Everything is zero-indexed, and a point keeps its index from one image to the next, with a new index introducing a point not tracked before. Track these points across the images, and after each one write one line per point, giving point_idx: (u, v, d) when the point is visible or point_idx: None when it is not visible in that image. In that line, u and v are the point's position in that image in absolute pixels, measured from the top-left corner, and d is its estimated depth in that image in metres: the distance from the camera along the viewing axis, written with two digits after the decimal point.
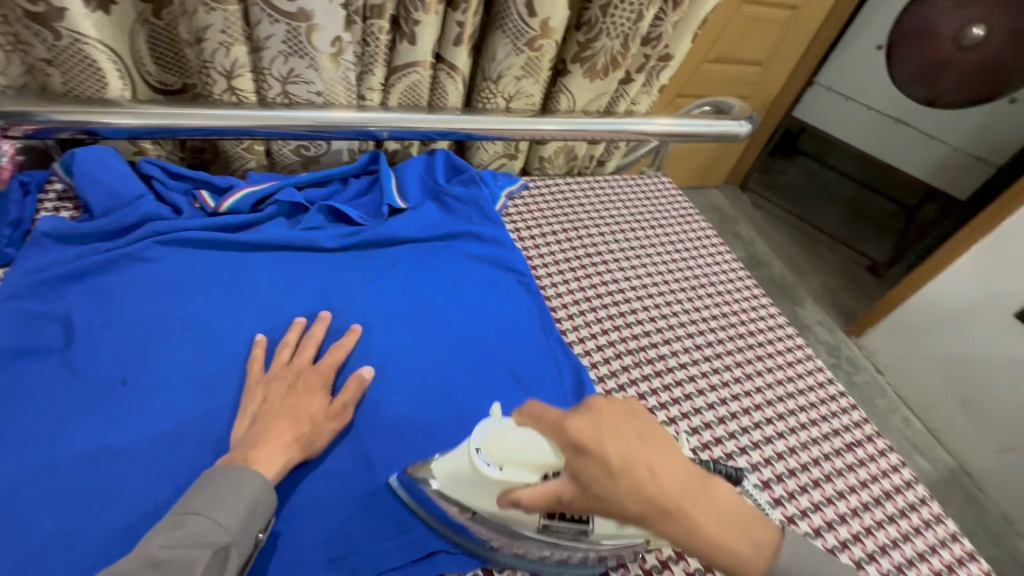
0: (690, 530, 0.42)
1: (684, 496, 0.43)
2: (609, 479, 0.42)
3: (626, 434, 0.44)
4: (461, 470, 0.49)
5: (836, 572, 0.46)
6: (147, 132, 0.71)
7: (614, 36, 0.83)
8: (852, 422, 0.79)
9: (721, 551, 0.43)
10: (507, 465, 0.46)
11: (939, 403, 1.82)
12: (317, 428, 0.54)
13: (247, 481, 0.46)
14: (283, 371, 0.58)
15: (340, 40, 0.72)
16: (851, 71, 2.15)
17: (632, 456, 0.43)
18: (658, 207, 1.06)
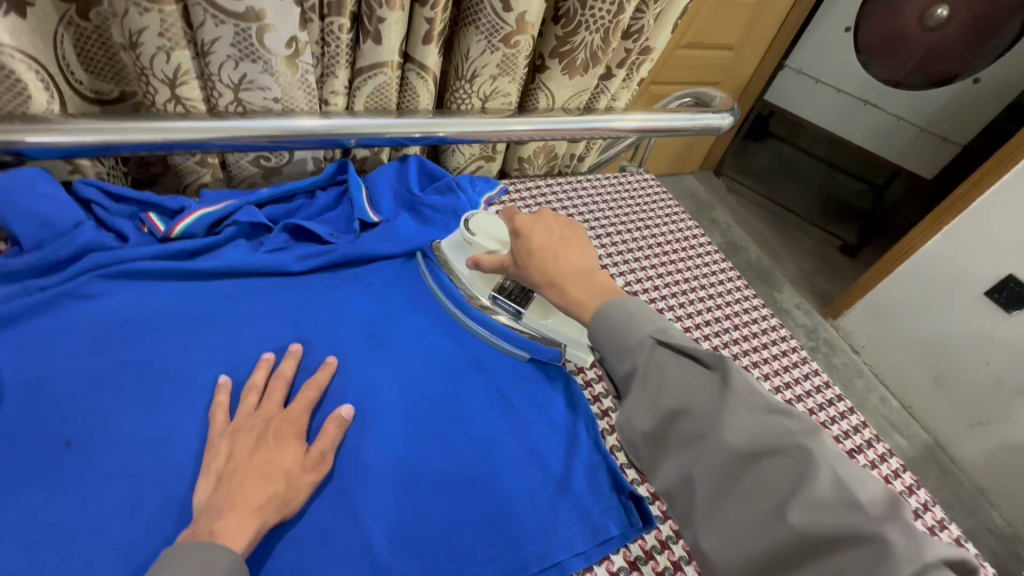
0: (561, 292, 0.54)
1: (569, 271, 0.54)
2: (523, 250, 0.58)
3: (552, 232, 0.59)
4: (453, 247, 0.72)
5: (641, 322, 0.47)
6: (81, 150, 0.63)
7: (594, 30, 0.78)
8: (851, 426, 0.77)
9: (579, 306, 0.52)
10: (484, 236, 0.70)
11: (916, 382, 1.86)
12: (293, 484, 0.49)
13: (218, 560, 0.40)
14: (250, 419, 0.52)
15: (295, 41, 0.66)
16: (821, 55, 2.18)
17: (547, 243, 0.58)
18: (643, 205, 1.02)
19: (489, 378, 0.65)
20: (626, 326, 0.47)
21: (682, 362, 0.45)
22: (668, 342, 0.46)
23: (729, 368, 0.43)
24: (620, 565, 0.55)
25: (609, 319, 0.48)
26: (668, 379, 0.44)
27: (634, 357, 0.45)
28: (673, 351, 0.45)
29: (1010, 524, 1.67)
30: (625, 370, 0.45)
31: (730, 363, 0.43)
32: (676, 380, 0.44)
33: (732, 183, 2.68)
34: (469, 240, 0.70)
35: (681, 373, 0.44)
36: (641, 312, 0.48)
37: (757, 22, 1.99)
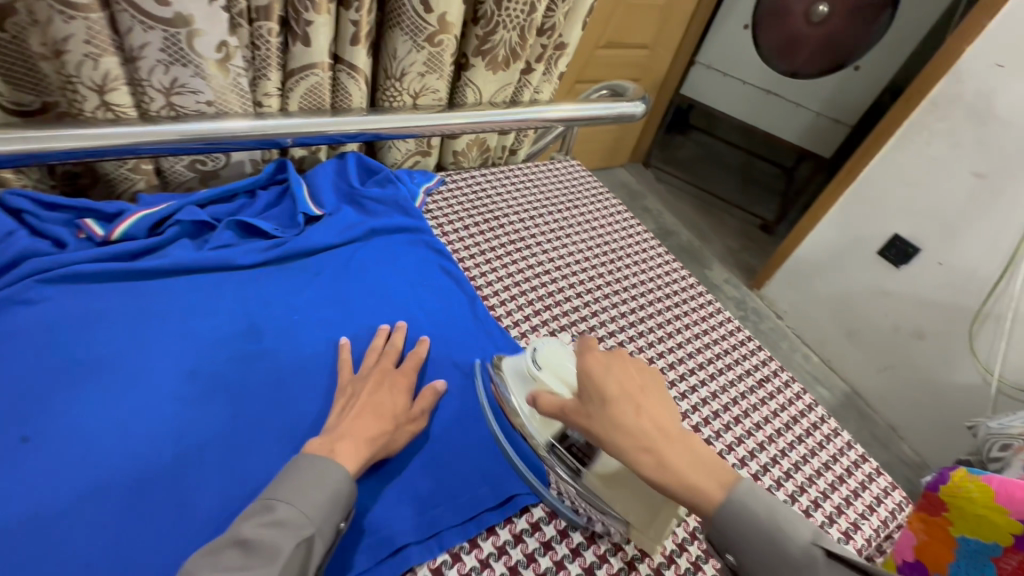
0: (660, 462, 0.48)
1: (660, 430, 0.49)
2: (597, 397, 0.51)
3: (632, 375, 0.53)
4: (516, 375, 0.62)
5: (795, 528, 0.46)
6: (8, 160, 0.63)
7: (511, 28, 0.85)
8: (761, 362, 0.89)
9: (683, 485, 0.47)
10: (553, 373, 0.59)
11: (830, 336, 2.07)
12: (396, 428, 0.57)
13: (329, 475, 0.48)
14: (369, 373, 0.62)
15: (225, 45, 0.68)
16: (726, 52, 2.35)
17: (625, 387, 0.52)
18: (571, 189, 1.11)
19: (439, 350, 0.71)
20: (778, 536, 0.45)
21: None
22: (836, 555, 0.44)
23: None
24: None
25: (749, 520, 0.46)
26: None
27: (798, 574, 0.44)
28: (840, 563, 0.43)
29: (918, 453, 1.89)
30: None
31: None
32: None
33: (660, 172, 2.86)
34: (534, 373, 0.60)
35: None
36: (779, 505, 0.47)
37: (666, 23, 2.16)
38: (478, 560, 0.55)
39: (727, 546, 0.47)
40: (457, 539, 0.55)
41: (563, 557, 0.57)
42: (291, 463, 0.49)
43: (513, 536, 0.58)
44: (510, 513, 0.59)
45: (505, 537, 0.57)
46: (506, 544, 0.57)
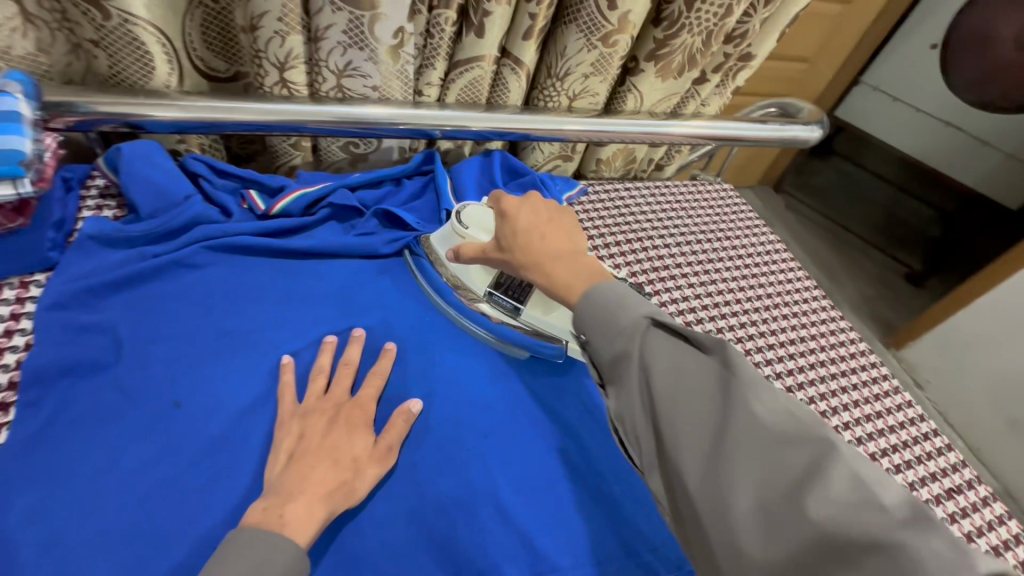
0: (543, 274, 0.50)
1: (556, 253, 0.51)
2: (509, 232, 0.54)
3: (541, 213, 0.55)
4: (442, 238, 0.66)
5: (637, 305, 0.45)
6: (195, 125, 0.67)
7: (697, 33, 0.76)
8: (949, 465, 0.73)
9: (562, 290, 0.49)
10: (474, 227, 0.64)
11: (984, 421, 1.75)
12: (359, 472, 0.49)
13: (279, 552, 0.40)
14: (319, 404, 0.53)
15: (402, 31, 0.66)
16: (901, 74, 2.05)
17: (533, 223, 0.54)
18: (722, 215, 0.99)
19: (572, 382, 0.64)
20: (617, 307, 0.44)
21: (671, 343, 0.43)
22: (664, 322, 0.44)
23: (729, 351, 0.41)
24: None
25: (603, 304, 0.45)
26: (660, 357, 0.42)
27: (626, 339, 0.43)
28: (668, 334, 0.43)
29: None
30: (615, 352, 0.43)
31: (730, 348, 0.41)
32: (668, 363, 0.42)
33: (791, 200, 2.58)
34: (458, 230, 0.64)
35: (672, 353, 0.42)
36: (631, 292, 0.46)
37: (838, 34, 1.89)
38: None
39: (580, 325, 0.46)
40: None
41: None
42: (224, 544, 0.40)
43: None
44: None
45: None
46: None
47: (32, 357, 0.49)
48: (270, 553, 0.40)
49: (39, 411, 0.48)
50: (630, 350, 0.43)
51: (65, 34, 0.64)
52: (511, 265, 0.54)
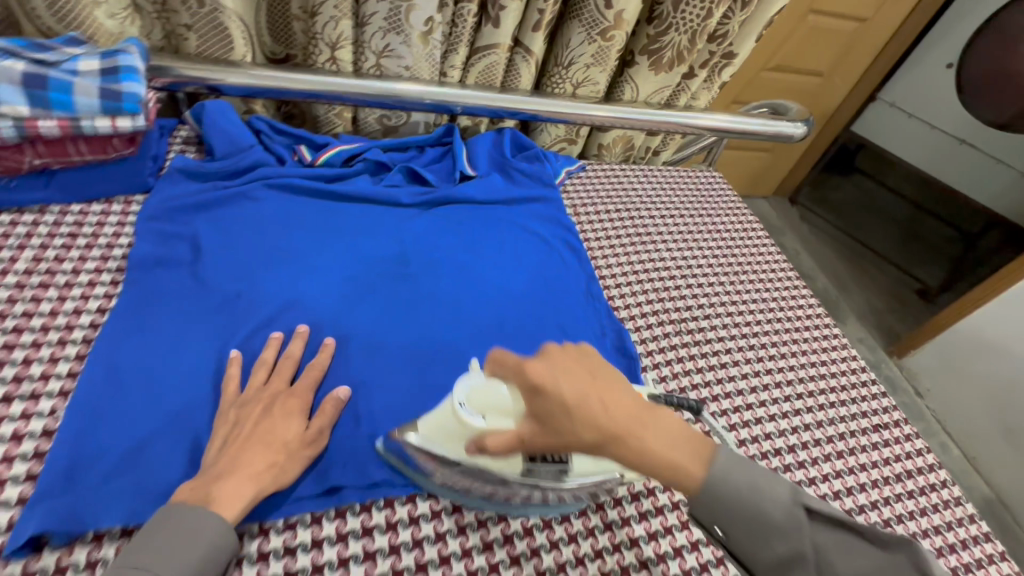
0: (638, 453, 0.42)
1: (627, 419, 0.43)
2: (557, 411, 0.42)
3: (579, 372, 0.44)
4: (441, 431, 0.52)
5: (774, 490, 0.43)
6: (259, 91, 0.82)
7: (683, 31, 0.89)
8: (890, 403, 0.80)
9: (664, 469, 0.43)
10: (484, 413, 0.49)
11: (980, 429, 1.66)
12: (291, 456, 0.52)
13: (206, 527, 0.44)
14: (257, 394, 0.55)
15: (431, 21, 0.81)
16: (918, 89, 2.04)
17: (581, 390, 0.43)
18: (709, 196, 1.08)
19: (554, 311, 0.76)
20: (764, 496, 0.43)
21: (840, 540, 0.41)
22: (819, 512, 0.43)
23: (911, 549, 0.40)
24: None
25: (735, 498, 0.43)
26: (838, 563, 0.41)
27: (791, 541, 0.42)
28: (827, 523, 0.42)
29: None
30: (782, 557, 0.42)
31: (915, 545, 0.41)
32: (847, 562, 0.41)
33: (806, 211, 2.57)
34: (467, 423, 0.50)
35: (847, 554, 0.41)
36: (764, 474, 0.44)
37: (853, 48, 1.92)
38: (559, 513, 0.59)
39: (713, 516, 0.44)
40: None
41: (630, 515, 0.61)
42: (161, 514, 0.44)
43: None
44: None
45: None
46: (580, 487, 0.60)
47: (137, 250, 0.64)
48: (198, 525, 0.44)
49: (137, 287, 0.61)
50: (799, 552, 0.41)
51: (162, 24, 0.80)
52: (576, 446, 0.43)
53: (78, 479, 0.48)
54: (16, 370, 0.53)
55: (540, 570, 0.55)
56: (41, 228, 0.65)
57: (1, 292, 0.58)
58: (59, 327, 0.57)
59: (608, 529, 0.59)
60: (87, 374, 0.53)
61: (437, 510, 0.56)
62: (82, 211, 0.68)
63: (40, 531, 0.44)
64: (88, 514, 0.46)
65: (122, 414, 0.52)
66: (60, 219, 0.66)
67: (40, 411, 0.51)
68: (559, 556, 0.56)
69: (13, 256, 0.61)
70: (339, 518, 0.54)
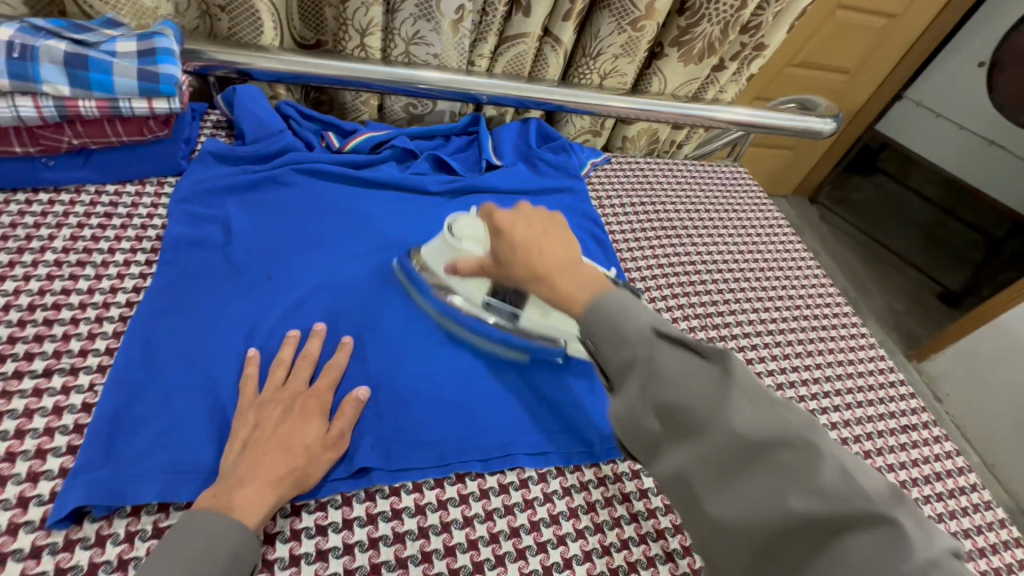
0: (550, 289, 0.48)
1: (555, 264, 0.50)
2: (507, 248, 0.53)
3: (532, 228, 0.54)
4: (432, 255, 0.66)
5: (637, 310, 0.42)
6: (288, 77, 0.82)
7: (715, 22, 0.87)
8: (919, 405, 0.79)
9: (567, 302, 0.46)
10: (468, 240, 0.64)
11: (1000, 436, 1.61)
12: (311, 461, 0.50)
13: (228, 533, 0.43)
14: (275, 396, 0.53)
15: (462, 8, 0.80)
16: (946, 90, 1.98)
17: (529, 236, 0.53)
18: (735, 191, 1.07)
19: None
20: (623, 314, 0.42)
21: (679, 351, 0.40)
22: (668, 334, 0.41)
23: (733, 360, 0.38)
24: None
25: (600, 311, 0.43)
26: (668, 366, 0.39)
27: (631, 346, 0.40)
28: (673, 344, 0.40)
29: None
30: (623, 361, 0.40)
31: (732, 357, 0.39)
32: (678, 371, 0.39)
33: (826, 212, 2.53)
34: (451, 244, 0.64)
35: (680, 363, 0.39)
36: (633, 301, 0.44)
37: (882, 46, 1.88)
38: (586, 501, 0.57)
39: (585, 331, 0.43)
40: (563, 461, 0.60)
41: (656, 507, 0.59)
42: (178, 523, 0.43)
43: (613, 474, 0.60)
44: (614, 455, 0.61)
45: (606, 472, 0.60)
46: (606, 478, 0.60)
47: (171, 231, 0.65)
48: (220, 532, 0.43)
49: (171, 267, 0.62)
50: (637, 359, 0.40)
51: (198, 4, 0.81)
52: (512, 280, 0.54)
53: (117, 453, 0.48)
54: (56, 345, 0.54)
55: (567, 558, 0.53)
56: (78, 207, 0.66)
57: (39, 269, 0.59)
58: (96, 304, 0.58)
59: (634, 520, 0.57)
60: (122, 351, 0.54)
61: (465, 495, 0.55)
62: (117, 191, 0.69)
63: (82, 503, 0.45)
64: (126, 488, 0.46)
65: (157, 392, 0.53)
66: (96, 199, 0.67)
67: (79, 385, 0.52)
68: (585, 545, 0.54)
69: (52, 234, 0.62)
70: (368, 500, 0.53)
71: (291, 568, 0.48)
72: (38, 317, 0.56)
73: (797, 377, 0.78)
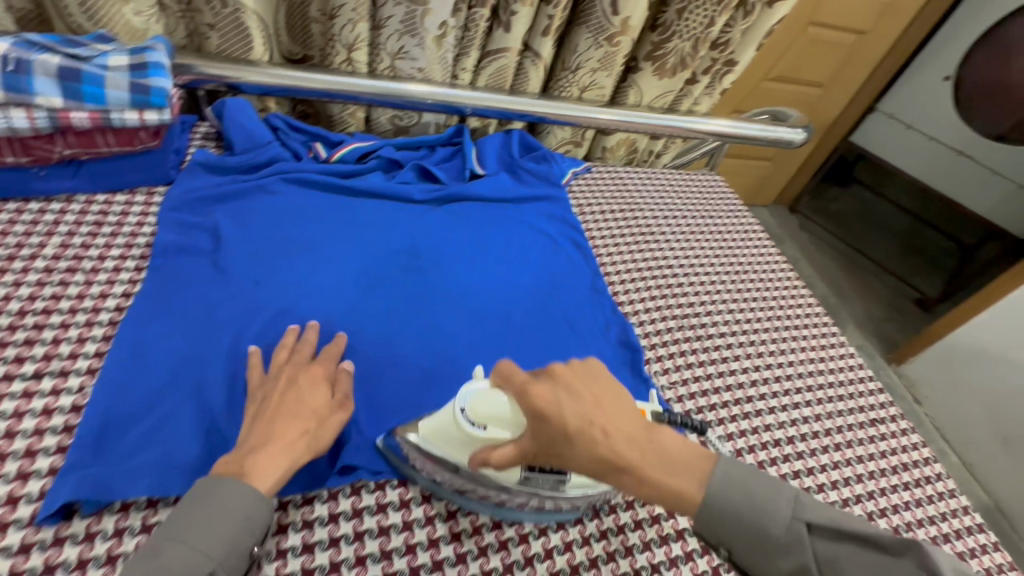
0: (639, 480, 0.45)
1: (629, 448, 0.45)
2: (559, 434, 0.45)
3: (584, 398, 0.47)
4: (439, 440, 0.52)
5: (774, 502, 0.45)
6: (277, 90, 0.85)
7: (686, 38, 0.92)
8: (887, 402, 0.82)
9: (669, 497, 0.45)
10: (488, 425, 0.48)
11: (976, 436, 1.66)
12: (322, 423, 0.52)
13: (236, 499, 0.44)
14: (279, 371, 0.55)
15: (445, 24, 0.84)
16: (915, 102, 2.03)
17: (585, 416, 0.45)
18: (711, 198, 1.11)
19: (561, 305, 0.78)
20: (766, 515, 0.45)
21: (847, 547, 0.43)
22: (822, 527, 0.44)
23: (915, 549, 0.41)
24: None
25: (733, 512, 0.46)
26: (846, 567, 0.42)
27: (792, 552, 0.44)
28: (830, 537, 0.44)
29: None
30: (789, 569, 0.44)
31: (921, 548, 0.41)
32: (858, 571, 0.41)
33: (806, 221, 2.60)
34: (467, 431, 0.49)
35: (858, 562, 0.42)
36: (764, 486, 0.46)
37: (852, 61, 1.96)
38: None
39: (721, 540, 0.46)
40: None
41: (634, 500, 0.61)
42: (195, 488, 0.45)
43: None
44: None
45: None
46: None
47: (160, 237, 0.66)
48: (228, 497, 0.44)
49: (161, 273, 0.64)
50: (805, 565, 0.43)
51: (187, 22, 0.83)
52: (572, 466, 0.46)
53: (106, 453, 0.49)
54: (46, 349, 0.55)
55: (545, 549, 0.56)
56: (68, 216, 0.67)
57: (29, 276, 0.60)
58: (86, 309, 0.59)
59: (612, 512, 0.60)
60: (111, 354, 0.55)
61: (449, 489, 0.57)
62: (107, 200, 0.70)
63: (70, 498, 0.45)
64: (114, 484, 0.47)
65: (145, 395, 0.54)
66: (86, 208, 0.68)
67: (69, 387, 0.53)
68: (566, 536, 0.57)
69: (42, 241, 0.64)
70: (354, 495, 0.55)
71: (278, 561, 0.50)
72: (28, 321, 0.57)
73: (770, 375, 0.81)
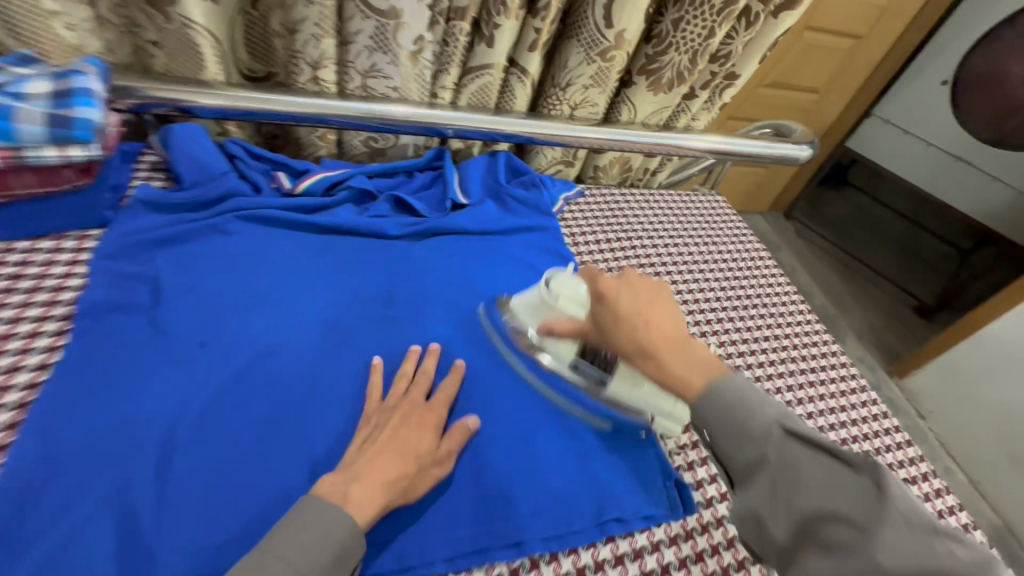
0: (661, 367, 0.47)
1: (663, 341, 0.48)
2: (610, 316, 0.51)
3: (639, 296, 0.52)
4: (527, 309, 0.64)
5: (763, 406, 0.44)
6: (234, 113, 0.75)
7: (683, 51, 0.84)
8: (911, 457, 0.74)
9: (679, 386, 0.46)
10: (566, 302, 0.60)
11: (985, 454, 1.59)
12: (420, 473, 0.52)
13: (335, 528, 0.44)
14: (398, 403, 0.56)
15: (421, 39, 0.75)
16: (911, 106, 1.98)
17: (637, 306, 0.50)
18: (713, 220, 1.03)
19: None
20: (749, 411, 0.43)
21: (815, 457, 0.41)
22: (799, 433, 0.43)
23: (882, 473, 0.39)
24: (660, 538, 0.58)
25: (719, 398, 0.44)
26: (806, 472, 0.41)
27: (760, 446, 0.42)
28: (804, 445, 0.42)
29: None
30: (750, 459, 0.42)
31: (885, 473, 0.40)
32: (814, 478, 0.41)
33: (801, 227, 2.54)
34: (547, 301, 0.61)
35: (820, 472, 0.41)
36: (755, 391, 0.45)
37: (848, 67, 1.90)
38: None
39: (702, 420, 0.45)
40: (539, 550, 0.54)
41: None
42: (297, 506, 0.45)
43: (593, 562, 0.55)
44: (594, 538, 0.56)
45: (586, 560, 0.55)
46: (586, 567, 0.55)
47: (87, 294, 0.57)
48: (326, 524, 0.44)
49: (86, 338, 0.55)
50: (766, 458, 0.42)
51: (129, 37, 0.73)
52: (612, 350, 0.52)
53: None
54: None
55: None
56: None
57: None
58: None
59: None
60: (15, 448, 0.47)
61: None
62: (30, 248, 0.61)
63: None
64: None
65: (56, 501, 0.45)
66: (3, 258, 0.59)
67: None
68: None
69: None
70: None
71: None
72: None
73: None
